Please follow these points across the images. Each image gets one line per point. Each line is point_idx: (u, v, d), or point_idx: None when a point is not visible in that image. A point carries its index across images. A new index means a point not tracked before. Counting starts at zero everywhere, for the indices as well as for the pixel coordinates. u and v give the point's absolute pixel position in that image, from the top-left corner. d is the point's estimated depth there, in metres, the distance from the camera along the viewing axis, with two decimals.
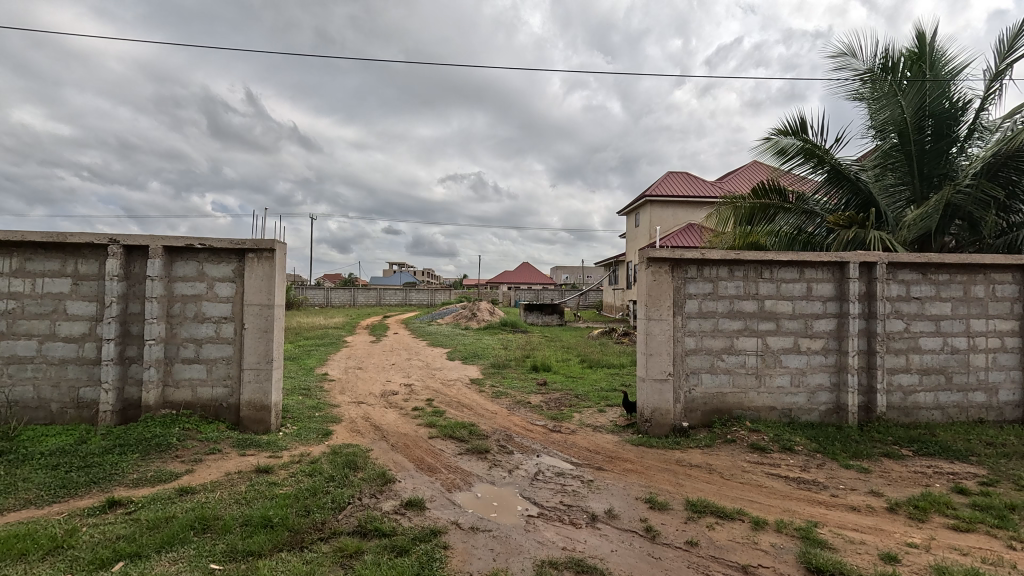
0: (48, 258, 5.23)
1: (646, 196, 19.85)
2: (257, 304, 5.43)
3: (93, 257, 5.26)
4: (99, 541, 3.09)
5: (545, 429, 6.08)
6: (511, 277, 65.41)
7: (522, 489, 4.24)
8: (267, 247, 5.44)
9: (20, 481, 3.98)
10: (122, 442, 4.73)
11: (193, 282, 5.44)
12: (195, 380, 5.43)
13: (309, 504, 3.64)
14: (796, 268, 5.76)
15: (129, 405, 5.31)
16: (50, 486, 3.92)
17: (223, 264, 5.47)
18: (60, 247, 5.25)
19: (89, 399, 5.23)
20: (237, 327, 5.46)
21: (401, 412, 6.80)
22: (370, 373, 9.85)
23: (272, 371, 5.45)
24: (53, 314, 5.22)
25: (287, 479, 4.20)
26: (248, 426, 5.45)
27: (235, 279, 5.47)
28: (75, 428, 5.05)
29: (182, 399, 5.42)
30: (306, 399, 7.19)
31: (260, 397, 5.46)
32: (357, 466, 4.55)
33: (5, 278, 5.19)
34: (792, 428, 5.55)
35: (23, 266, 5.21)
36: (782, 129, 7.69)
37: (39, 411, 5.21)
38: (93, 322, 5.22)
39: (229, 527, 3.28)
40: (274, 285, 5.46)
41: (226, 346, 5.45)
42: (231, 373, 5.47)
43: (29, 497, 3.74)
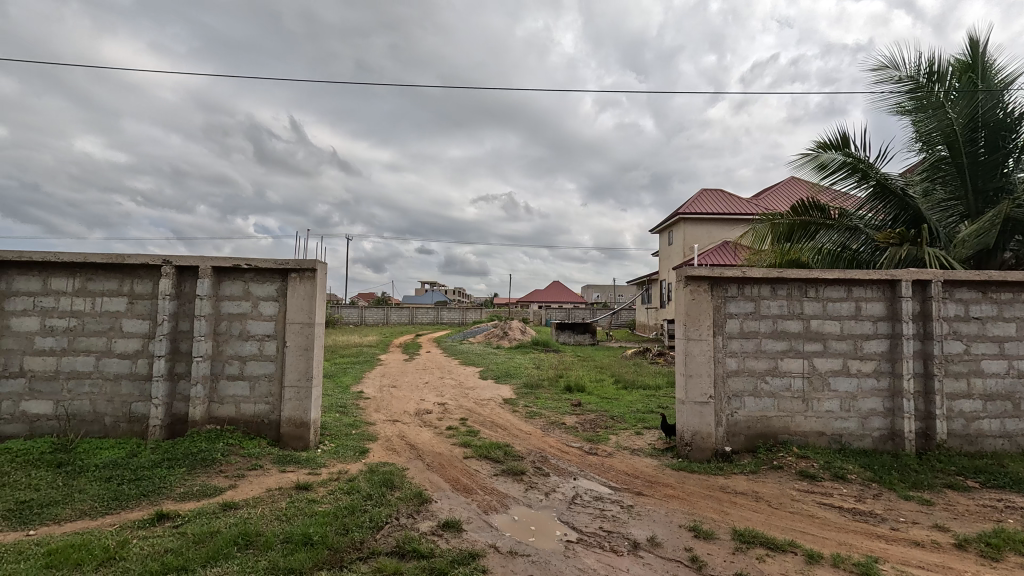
0: (107, 278, 5.52)
1: (679, 213, 19.61)
2: (298, 323, 5.57)
3: (148, 277, 5.53)
4: (148, 554, 3.17)
5: (580, 452, 5.97)
6: (541, 296, 65.41)
7: (560, 513, 4.15)
8: (309, 267, 5.59)
9: (75, 492, 4.14)
10: (171, 456, 4.88)
11: (238, 302, 5.63)
12: (239, 397, 5.58)
13: (347, 522, 3.66)
14: (844, 287, 5.54)
15: (176, 420, 5.49)
16: (103, 498, 4.06)
17: (267, 284, 5.65)
18: (118, 268, 5.54)
19: (140, 414, 5.44)
20: (279, 345, 5.61)
21: (435, 431, 6.79)
22: (404, 391, 9.92)
23: (311, 389, 5.55)
24: (109, 331, 5.48)
25: (326, 496, 4.24)
26: (288, 443, 5.54)
27: (278, 298, 5.64)
28: (126, 442, 5.25)
29: (225, 415, 5.57)
30: (343, 417, 7.30)
31: (300, 414, 5.56)
32: (394, 485, 4.55)
33: (68, 297, 5.49)
34: (843, 456, 5.27)
35: (84, 286, 5.51)
36: (822, 143, 7.51)
37: (94, 425, 5.43)
38: (146, 339, 5.47)
39: (270, 543, 3.32)
40: (314, 304, 5.60)
41: (269, 364, 5.60)
42: (273, 390, 5.60)
43: (84, 509, 3.88)
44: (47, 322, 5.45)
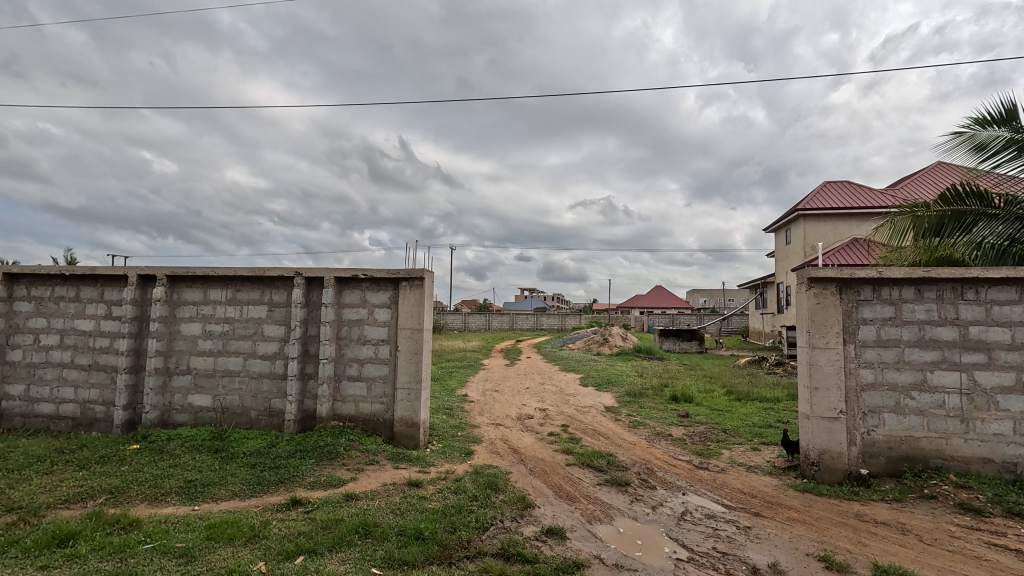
0: (252, 289, 6.32)
1: (797, 210, 17.92)
2: (409, 328, 5.93)
3: (283, 287, 6.23)
4: (285, 535, 3.54)
5: (689, 466, 5.65)
6: (642, 301, 63.34)
7: (668, 528, 3.95)
8: (417, 276, 5.94)
9: (229, 475, 4.77)
10: (302, 448, 5.44)
11: (357, 309, 6.13)
12: (358, 396, 6.07)
13: (455, 521, 3.80)
14: (1014, 287, 4.66)
15: (306, 416, 6.10)
16: (250, 482, 4.63)
17: (381, 292, 6.10)
18: (260, 280, 6.32)
19: (278, 409, 6.13)
20: (392, 349, 6.02)
21: (537, 436, 6.84)
22: (506, 396, 10.12)
23: (421, 391, 5.87)
24: (253, 335, 6.26)
25: (435, 494, 4.44)
26: (401, 441, 5.91)
27: (390, 306, 6.06)
28: (267, 433, 5.93)
29: (347, 413, 6.07)
30: (450, 419, 7.63)
31: (411, 415, 5.90)
32: (498, 487, 4.65)
33: (222, 306, 6.36)
34: (1019, 489, 4.42)
35: (234, 296, 6.34)
36: (979, 120, 6.43)
37: (242, 417, 6.21)
38: (282, 342, 6.16)
39: (386, 535, 3.55)
40: (422, 311, 5.93)
41: (383, 366, 6.02)
42: (387, 391, 6.01)
43: (235, 491, 4.45)
44: (206, 327, 6.36)
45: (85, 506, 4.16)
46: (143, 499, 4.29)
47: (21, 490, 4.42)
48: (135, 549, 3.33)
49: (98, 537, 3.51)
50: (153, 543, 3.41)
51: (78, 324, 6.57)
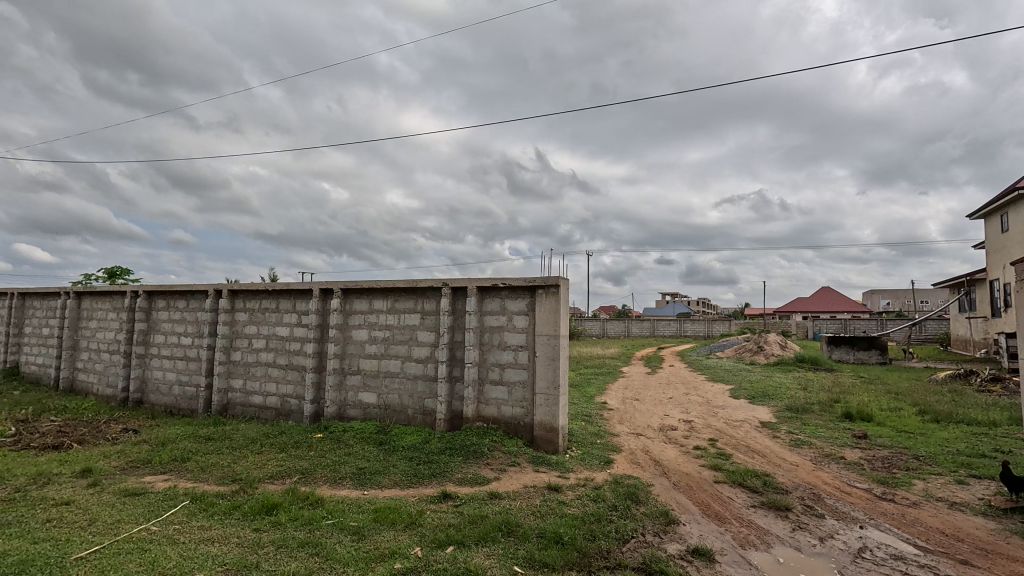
0: (407, 299, 7.02)
1: (1017, 189, 14.43)
2: (546, 335, 6.07)
3: (433, 297, 6.82)
4: (438, 525, 3.86)
5: (868, 495, 4.87)
6: (805, 305, 56.22)
7: (841, 565, 3.45)
8: (553, 283, 6.05)
9: (391, 466, 5.35)
10: (452, 445, 5.87)
11: (497, 316, 6.45)
12: (500, 400, 6.36)
13: (594, 529, 3.78)
14: None
15: (455, 416, 6.57)
16: (408, 473, 5.14)
17: (519, 300, 6.34)
18: (414, 290, 7.00)
19: (431, 408, 6.70)
20: (531, 355, 6.21)
21: (681, 449, 6.48)
22: (647, 405, 9.76)
23: (559, 396, 5.96)
24: (409, 341, 6.94)
25: (575, 500, 4.47)
26: (540, 445, 6.04)
27: (528, 313, 6.27)
28: (422, 430, 6.51)
29: (490, 415, 6.40)
30: (589, 426, 7.60)
31: (550, 419, 6.01)
32: (639, 500, 4.51)
33: (383, 314, 7.17)
34: None
35: (393, 305, 7.11)
36: None
37: (401, 414, 6.91)
38: (433, 347, 6.74)
39: (527, 535, 3.67)
40: (559, 317, 6.02)
41: (523, 371, 6.24)
42: (527, 396, 6.22)
43: (396, 480, 4.98)
44: (372, 333, 7.22)
45: (284, 482, 5.01)
46: (326, 481, 5.02)
47: (241, 465, 5.48)
48: (320, 523, 3.91)
49: (294, 509, 4.20)
50: (333, 519, 3.97)
51: (278, 330, 7.94)
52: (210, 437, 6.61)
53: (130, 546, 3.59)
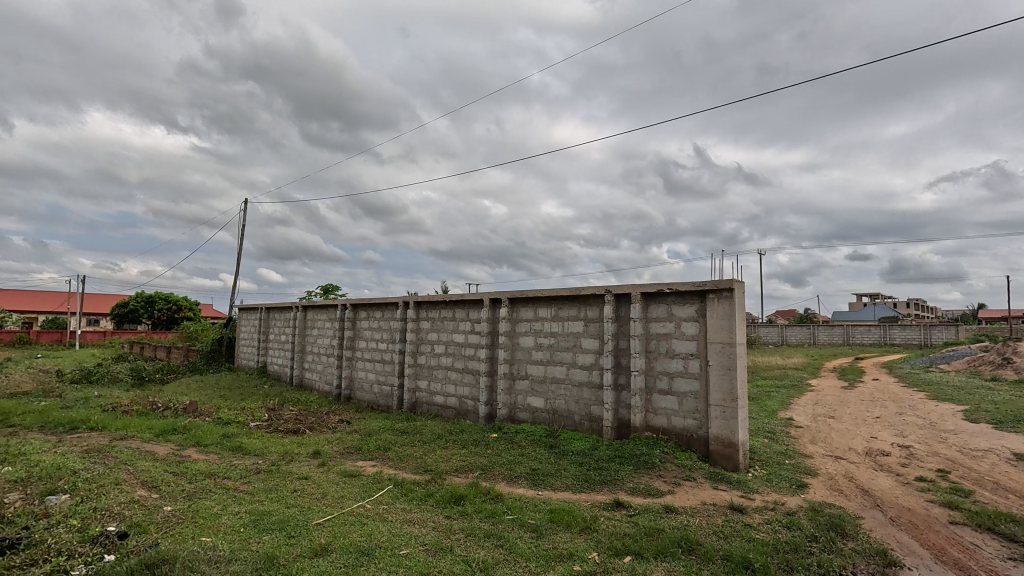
0: (570, 306, 7.18)
1: None
2: (719, 342, 5.67)
3: (596, 304, 6.86)
4: (613, 532, 3.85)
5: None
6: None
7: None
8: (726, 287, 5.63)
9: (562, 470, 5.50)
10: (621, 453, 5.80)
11: (664, 322, 6.22)
12: (670, 410, 6.10)
13: (790, 559, 3.40)
14: None
15: (622, 424, 6.49)
16: (579, 478, 5.23)
17: (688, 305, 6.03)
18: (577, 298, 7.12)
19: (597, 415, 6.72)
20: (702, 364, 5.86)
21: (897, 479, 5.46)
22: (846, 424, 8.42)
23: (737, 409, 5.50)
24: (573, 347, 7.07)
25: (763, 525, 4.07)
26: (717, 461, 5.63)
27: (698, 319, 5.93)
28: (589, 436, 6.56)
29: (659, 425, 6.17)
30: (774, 444, 6.84)
31: (727, 434, 5.57)
32: (845, 532, 3.92)
33: (548, 321, 7.42)
34: None
35: (557, 313, 7.33)
36: None
37: (568, 419, 7.05)
38: (598, 354, 6.77)
39: (710, 555, 3.46)
40: (734, 324, 5.57)
41: (694, 381, 5.91)
42: (699, 407, 5.86)
43: (568, 484, 5.11)
44: (538, 340, 7.52)
45: (468, 476, 5.49)
46: (504, 478, 5.37)
47: (431, 458, 6.16)
48: (502, 517, 4.20)
49: (478, 502, 4.58)
50: (513, 515, 4.23)
51: (455, 337, 8.75)
52: (404, 431, 7.56)
53: (353, 518, 4.29)
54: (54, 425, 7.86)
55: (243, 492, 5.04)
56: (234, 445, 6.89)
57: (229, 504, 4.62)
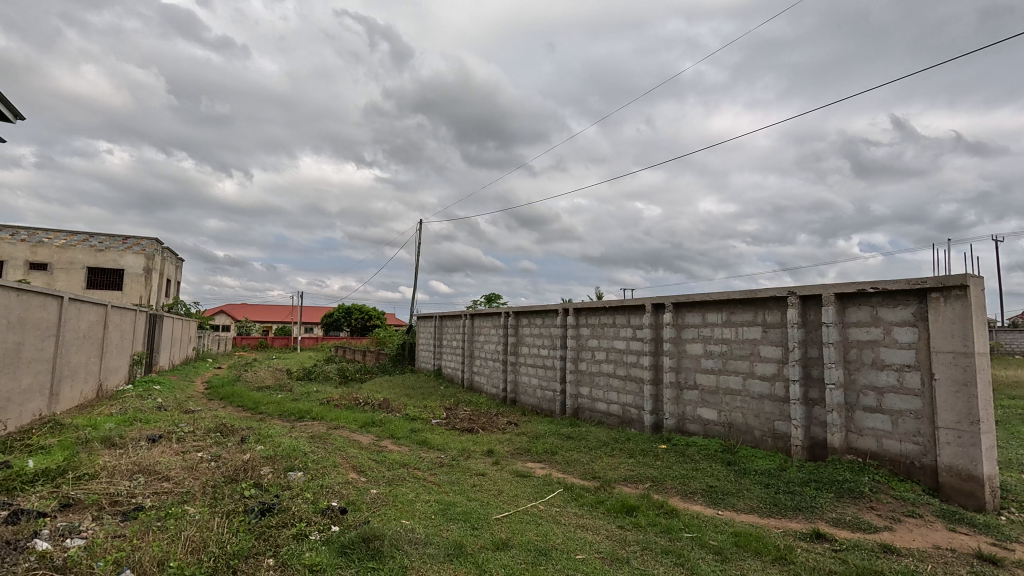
0: (745, 310, 6.57)
1: None
2: (949, 352, 4.65)
3: (777, 308, 6.17)
4: (814, 567, 3.38)
5: None
6: None
7: None
8: (956, 284, 4.61)
9: (744, 490, 5.03)
10: (817, 477, 5.09)
11: (867, 328, 5.32)
12: (880, 431, 5.18)
13: None
14: None
15: (816, 444, 5.70)
16: (766, 501, 4.72)
17: (900, 307, 5.08)
18: (753, 301, 6.49)
19: (783, 432, 6.01)
20: (925, 378, 4.86)
21: None
22: None
23: (980, 435, 4.43)
24: (751, 355, 6.45)
25: None
26: (953, 497, 4.59)
27: (916, 323, 4.95)
28: (775, 455, 5.88)
29: (866, 448, 5.27)
30: None
31: (966, 465, 4.52)
32: None
33: (720, 327, 6.89)
34: None
35: (730, 318, 6.76)
36: None
37: (747, 435, 6.42)
38: (781, 364, 6.07)
39: None
40: (970, 329, 4.52)
41: (914, 398, 4.93)
42: (923, 430, 4.87)
43: (753, 506, 4.65)
44: (707, 347, 7.03)
45: (638, 487, 5.34)
46: (677, 493, 5.11)
47: (598, 465, 6.14)
48: (679, 534, 3.99)
49: (652, 515, 4.42)
50: (692, 533, 3.99)
51: (617, 344, 8.62)
52: (570, 436, 7.66)
53: (528, 518, 4.47)
54: (288, 413, 9.70)
55: (431, 483, 5.61)
56: (420, 439, 7.71)
57: (421, 493, 5.18)
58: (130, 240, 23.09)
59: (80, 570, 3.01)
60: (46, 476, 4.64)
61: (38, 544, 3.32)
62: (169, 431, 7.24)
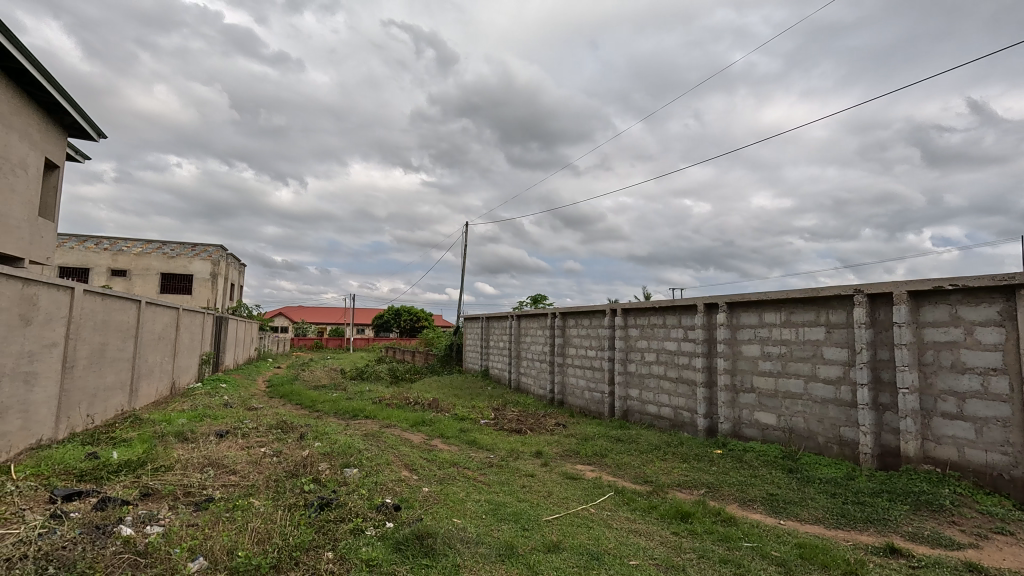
0: (806, 310, 6.24)
1: None
2: None
3: (841, 307, 5.83)
4: None
5: None
6: None
7: None
8: None
9: (809, 499, 4.77)
10: (890, 488, 4.76)
11: (945, 328, 4.94)
12: (961, 440, 4.79)
13: None
14: None
15: (887, 452, 5.33)
16: (833, 512, 4.46)
17: (984, 306, 4.68)
18: (814, 301, 6.16)
19: (850, 439, 5.67)
20: (1014, 382, 4.46)
21: None
22: None
23: None
24: (813, 357, 6.12)
25: None
26: None
27: (1003, 324, 4.56)
28: (841, 463, 5.55)
29: (946, 458, 4.89)
30: None
31: None
32: None
33: (778, 327, 6.58)
34: None
35: (789, 318, 6.45)
36: None
37: (810, 441, 6.10)
38: (847, 366, 5.73)
39: None
40: None
41: (1001, 405, 4.53)
42: (1012, 439, 4.46)
43: (818, 517, 4.41)
44: (765, 349, 6.73)
45: (693, 493, 5.18)
46: (735, 500, 4.92)
47: (650, 469, 6.00)
48: (738, 543, 3.83)
49: (708, 522, 4.27)
50: (752, 543, 3.82)
51: (667, 345, 8.40)
52: (620, 439, 7.53)
53: (579, 520, 4.42)
54: (343, 412, 10.05)
55: (481, 482, 5.66)
56: (469, 439, 7.80)
57: (471, 492, 5.23)
58: (198, 247, 24.65)
59: (160, 556, 3.23)
60: (128, 467, 5.02)
61: (122, 530, 3.59)
62: (235, 427, 7.66)
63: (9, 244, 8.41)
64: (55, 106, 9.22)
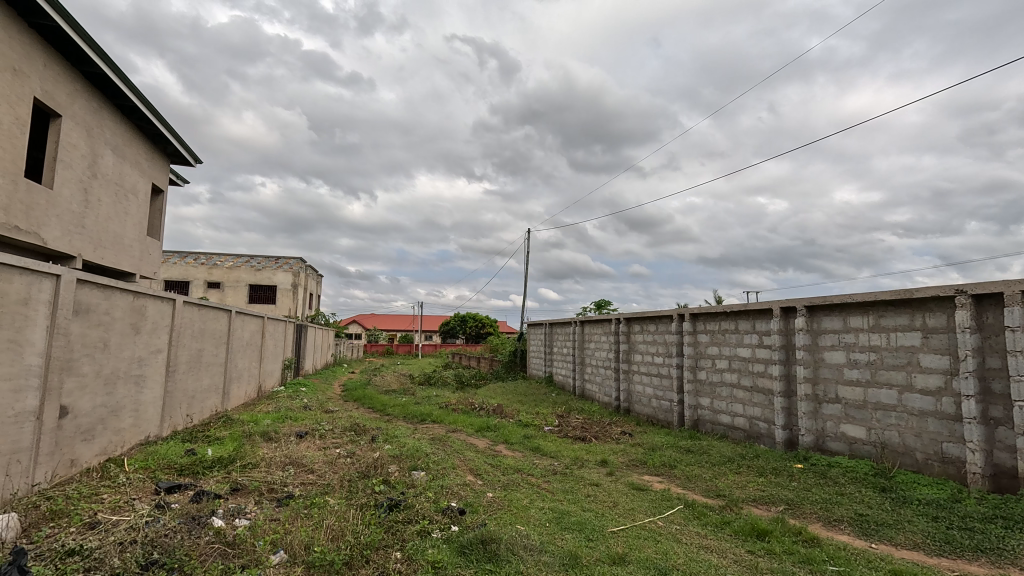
0: (898, 313, 5.70)
1: None
2: None
3: (940, 309, 5.27)
4: None
5: None
6: None
7: None
8: None
9: (905, 521, 4.33)
10: (1006, 513, 4.21)
11: None
12: None
13: None
14: None
15: (1002, 473, 4.74)
16: (934, 537, 4.03)
17: None
18: (907, 303, 5.61)
19: (955, 456, 5.10)
20: None
21: None
22: None
23: None
24: (908, 365, 5.57)
25: None
26: None
27: None
28: (945, 483, 4.98)
29: None
30: None
31: None
32: None
33: (866, 333, 6.05)
34: None
35: (878, 322, 5.92)
36: None
37: (907, 458, 5.55)
38: (949, 376, 5.17)
39: None
40: None
41: None
42: None
43: (917, 542, 3.99)
44: (851, 356, 6.21)
45: (770, 509, 4.87)
46: (818, 520, 4.56)
47: (723, 482, 5.70)
48: (822, 566, 3.55)
49: (788, 542, 3.99)
50: (839, 567, 3.52)
51: (740, 351, 7.97)
52: (690, 449, 7.23)
53: (646, 533, 4.29)
54: (412, 416, 10.39)
55: (545, 490, 5.63)
56: (533, 445, 7.80)
57: (535, 499, 5.22)
58: (281, 260, 26.53)
59: (245, 547, 3.48)
60: (219, 463, 5.46)
61: (214, 521, 3.91)
62: (313, 429, 8.14)
63: (124, 261, 9.48)
64: (160, 136, 10.28)
